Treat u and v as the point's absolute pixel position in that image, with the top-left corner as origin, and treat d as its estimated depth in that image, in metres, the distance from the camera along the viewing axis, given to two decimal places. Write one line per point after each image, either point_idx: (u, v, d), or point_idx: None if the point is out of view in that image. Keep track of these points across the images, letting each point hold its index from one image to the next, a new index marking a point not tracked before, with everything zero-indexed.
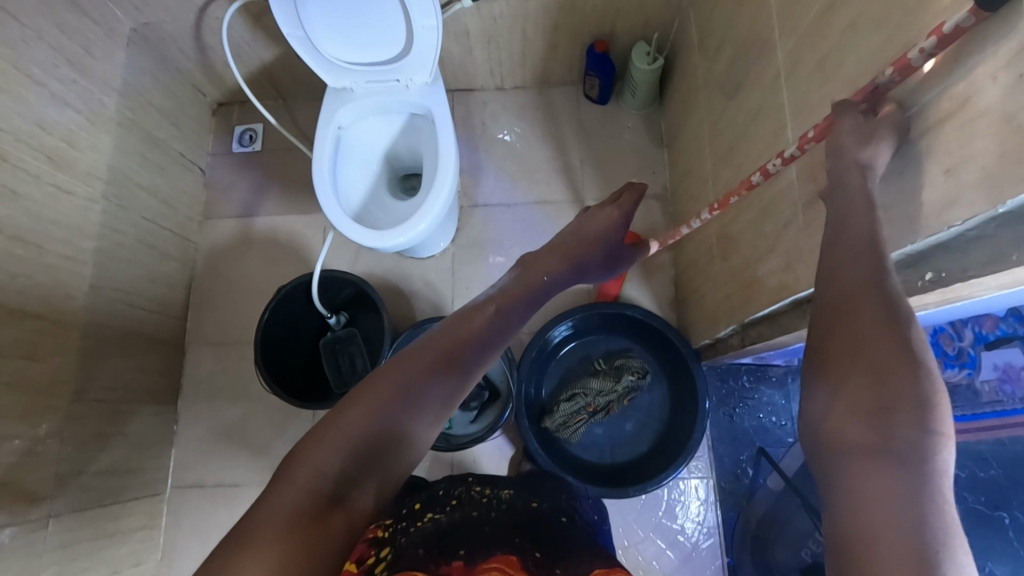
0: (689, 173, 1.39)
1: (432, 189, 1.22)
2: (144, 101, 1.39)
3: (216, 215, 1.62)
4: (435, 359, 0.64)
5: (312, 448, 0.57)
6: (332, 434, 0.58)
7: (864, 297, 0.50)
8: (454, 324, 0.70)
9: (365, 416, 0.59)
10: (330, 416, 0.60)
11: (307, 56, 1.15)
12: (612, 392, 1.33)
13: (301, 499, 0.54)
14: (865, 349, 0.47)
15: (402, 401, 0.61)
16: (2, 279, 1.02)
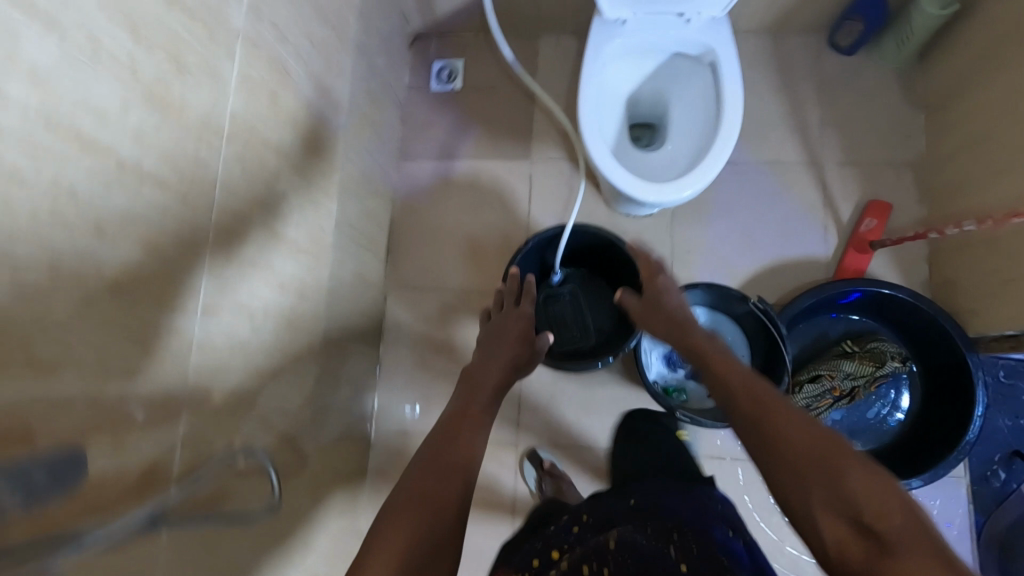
0: (976, 139, 1.22)
1: (710, 140, 1.08)
2: (371, 27, 1.29)
3: (413, 157, 1.55)
4: (448, 468, 0.72)
5: (382, 543, 0.64)
6: (410, 521, 0.66)
7: (767, 400, 0.71)
8: (442, 436, 0.78)
9: (416, 510, 0.67)
10: (390, 507, 0.68)
11: None
12: (865, 377, 1.21)
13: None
14: (777, 440, 0.66)
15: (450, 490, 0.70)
16: (288, 211, 0.96)
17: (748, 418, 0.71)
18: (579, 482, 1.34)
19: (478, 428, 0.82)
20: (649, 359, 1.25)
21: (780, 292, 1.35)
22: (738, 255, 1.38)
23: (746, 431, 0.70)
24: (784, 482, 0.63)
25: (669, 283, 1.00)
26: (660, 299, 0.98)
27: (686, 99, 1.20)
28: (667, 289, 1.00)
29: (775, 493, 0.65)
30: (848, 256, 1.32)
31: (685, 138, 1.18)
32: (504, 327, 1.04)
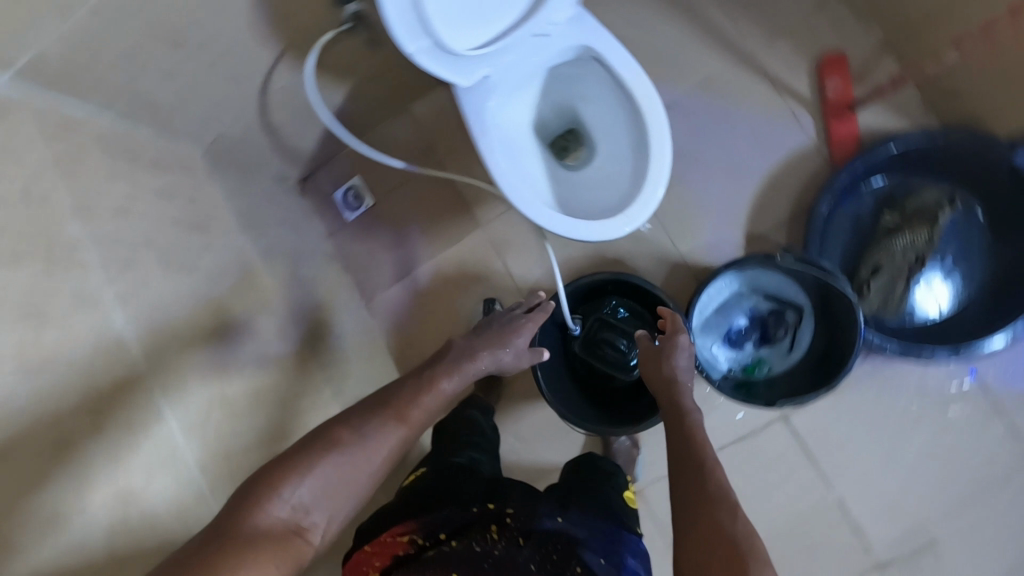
0: None
1: (645, 131, 0.98)
2: (258, 222, 1.19)
3: (374, 292, 1.44)
4: (389, 416, 0.83)
5: (298, 458, 0.71)
6: (336, 475, 0.72)
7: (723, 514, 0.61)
8: (411, 387, 0.91)
9: (347, 469, 0.74)
10: (339, 442, 0.75)
11: (439, 67, 0.88)
12: (924, 240, 1.09)
13: (288, 506, 0.66)
14: (699, 517, 0.62)
15: (375, 450, 0.78)
16: None
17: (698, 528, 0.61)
18: None
19: (434, 401, 0.91)
20: (709, 352, 1.15)
21: (790, 202, 1.23)
22: (730, 192, 1.25)
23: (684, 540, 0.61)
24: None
25: (685, 344, 0.86)
26: (671, 355, 0.85)
27: (590, 96, 1.08)
28: (689, 348, 0.86)
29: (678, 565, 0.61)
30: (833, 128, 1.20)
31: (614, 136, 1.07)
32: (501, 326, 1.07)
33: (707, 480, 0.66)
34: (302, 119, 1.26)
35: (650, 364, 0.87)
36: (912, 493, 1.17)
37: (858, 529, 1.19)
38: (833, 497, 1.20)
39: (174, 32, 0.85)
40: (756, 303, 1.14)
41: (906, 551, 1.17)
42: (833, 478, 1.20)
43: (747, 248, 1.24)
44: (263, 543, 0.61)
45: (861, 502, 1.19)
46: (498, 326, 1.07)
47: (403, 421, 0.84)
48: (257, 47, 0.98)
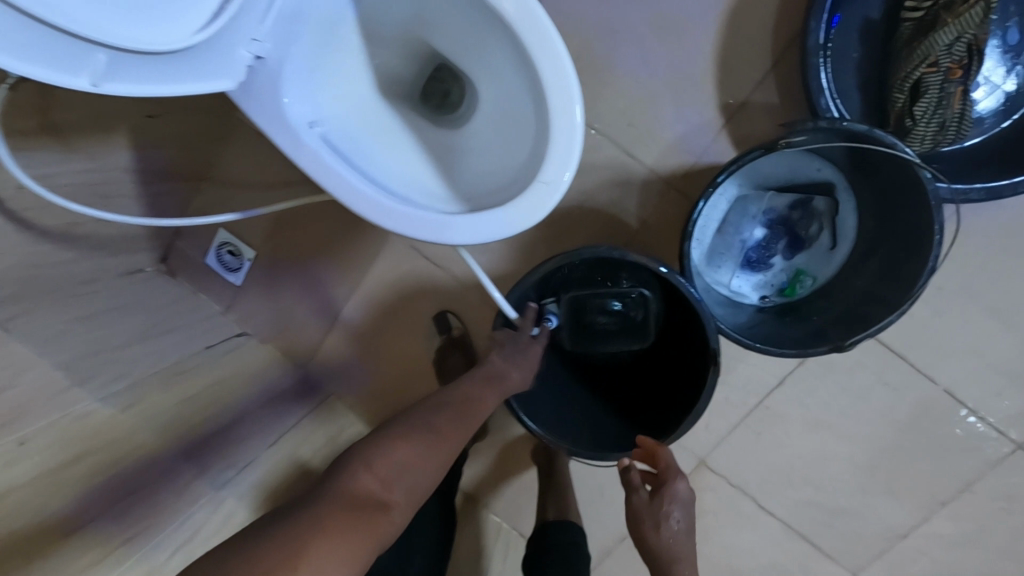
0: None
1: (521, 38, 0.62)
2: (110, 353, 0.90)
3: (309, 353, 1.17)
4: (456, 406, 0.71)
5: (381, 444, 0.64)
6: (412, 469, 0.63)
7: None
8: (478, 374, 0.77)
9: (422, 459, 0.65)
10: (413, 432, 0.66)
11: (152, 88, 0.53)
12: (978, 22, 0.72)
13: (374, 481, 0.60)
14: None
15: (436, 455, 0.66)
16: None
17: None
18: (795, 430, 1.01)
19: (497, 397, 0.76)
20: (728, 287, 0.85)
21: (765, 39, 0.86)
22: (678, 61, 0.88)
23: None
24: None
25: (684, 495, 0.72)
26: (654, 523, 0.71)
27: (434, 11, 0.71)
28: (679, 506, 0.71)
29: None
30: None
31: (489, 58, 0.71)
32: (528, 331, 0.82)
33: None
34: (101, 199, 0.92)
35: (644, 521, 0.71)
36: None
37: (977, 412, 0.94)
38: (937, 387, 0.94)
39: None
40: (770, 202, 0.81)
41: None
42: (930, 367, 0.93)
43: (730, 125, 0.90)
44: (346, 505, 0.57)
45: (976, 381, 0.92)
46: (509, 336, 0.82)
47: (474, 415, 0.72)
48: None
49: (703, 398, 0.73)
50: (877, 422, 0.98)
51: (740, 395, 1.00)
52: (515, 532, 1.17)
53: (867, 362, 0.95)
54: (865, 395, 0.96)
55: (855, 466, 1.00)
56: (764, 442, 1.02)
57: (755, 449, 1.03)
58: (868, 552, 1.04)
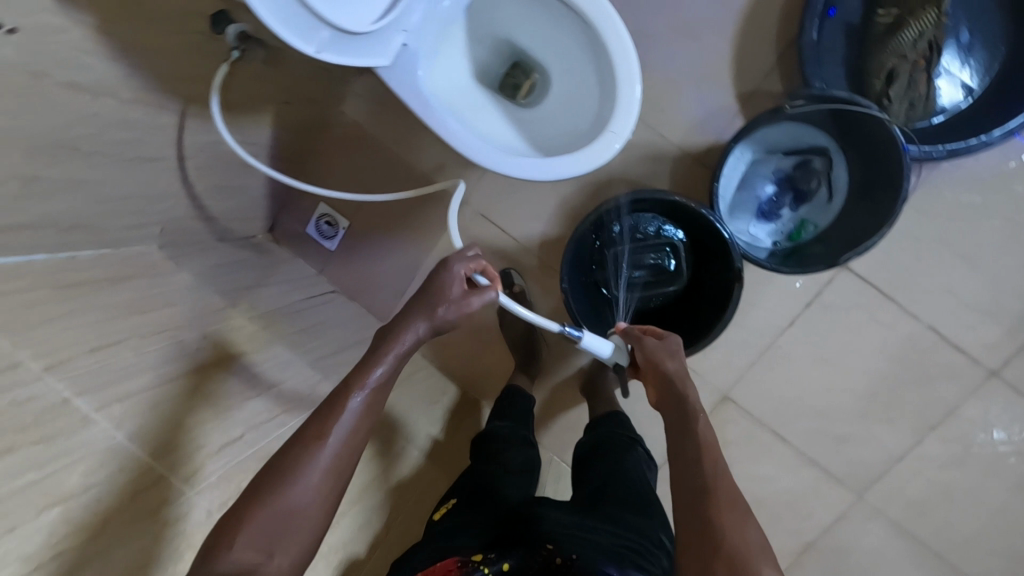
0: None
1: (595, 28, 0.85)
2: (246, 290, 1.11)
3: (387, 310, 1.38)
4: (307, 436, 0.68)
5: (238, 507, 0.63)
6: (276, 522, 0.63)
7: (733, 522, 0.62)
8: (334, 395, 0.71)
9: (274, 513, 0.63)
10: (284, 474, 0.65)
11: (347, 60, 0.77)
12: (934, 24, 0.99)
13: (232, 558, 0.60)
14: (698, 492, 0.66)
15: (318, 478, 0.66)
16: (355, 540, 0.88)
17: (704, 530, 0.62)
18: (807, 366, 1.19)
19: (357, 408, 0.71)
20: (748, 234, 1.06)
21: (770, 42, 1.09)
22: (703, 60, 1.12)
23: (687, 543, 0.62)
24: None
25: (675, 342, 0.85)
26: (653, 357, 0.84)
27: (524, 16, 0.95)
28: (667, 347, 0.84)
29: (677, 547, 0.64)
30: None
31: (563, 48, 0.95)
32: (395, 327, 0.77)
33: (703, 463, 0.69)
34: (240, 170, 1.16)
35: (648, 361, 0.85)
36: (1006, 290, 1.09)
37: (957, 345, 1.12)
38: (923, 324, 1.13)
39: (63, 135, 0.74)
40: (778, 164, 1.03)
41: (1013, 348, 1.10)
42: (914, 307, 1.12)
43: (744, 109, 1.13)
44: None
45: (954, 318, 1.11)
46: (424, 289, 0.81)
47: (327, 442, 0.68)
48: (157, 116, 0.87)
49: (730, 305, 0.93)
50: (875, 357, 1.16)
51: (757, 335, 1.19)
52: (564, 466, 1.34)
53: (864, 303, 1.14)
54: (865, 333, 1.15)
55: (857, 397, 1.18)
56: (778, 378, 1.20)
57: (771, 384, 1.21)
58: (871, 477, 1.20)
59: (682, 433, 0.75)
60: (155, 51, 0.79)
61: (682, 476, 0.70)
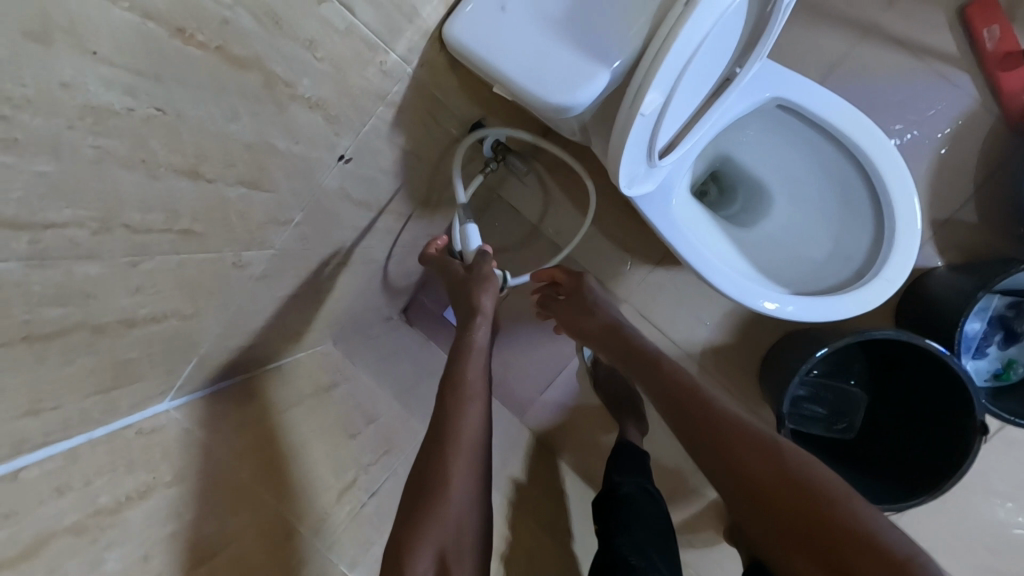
0: None
1: (867, 171, 0.82)
2: (412, 391, 1.02)
3: (524, 404, 1.29)
4: (432, 445, 0.64)
5: (399, 529, 0.57)
6: (445, 524, 0.58)
7: (747, 450, 0.60)
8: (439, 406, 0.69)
9: (433, 527, 0.57)
10: (428, 486, 0.60)
11: (639, 188, 0.70)
12: None
13: (418, 562, 0.54)
14: (724, 421, 0.65)
15: (460, 474, 0.62)
16: None
17: (734, 474, 0.59)
18: (980, 500, 1.15)
19: (473, 412, 0.68)
20: None
21: (970, 173, 1.09)
22: None
23: (758, 502, 0.57)
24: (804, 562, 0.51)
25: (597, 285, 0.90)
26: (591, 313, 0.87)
27: (755, 134, 0.91)
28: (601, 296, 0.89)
29: (733, 495, 0.60)
30: (1004, 82, 1.04)
31: (801, 177, 0.91)
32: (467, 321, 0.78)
33: (700, 405, 0.68)
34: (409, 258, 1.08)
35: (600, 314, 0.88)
36: None
37: None
38: None
39: (324, 251, 0.67)
40: (991, 303, 1.00)
41: None
42: None
43: (936, 237, 1.10)
44: None
45: None
46: (463, 286, 0.81)
47: (459, 450, 0.64)
48: (390, 221, 0.80)
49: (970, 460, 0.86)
50: None
51: None
52: None
53: None
54: None
55: None
56: (950, 511, 1.16)
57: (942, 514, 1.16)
58: None
59: (686, 396, 0.70)
60: (420, 161, 0.72)
61: (701, 447, 0.64)
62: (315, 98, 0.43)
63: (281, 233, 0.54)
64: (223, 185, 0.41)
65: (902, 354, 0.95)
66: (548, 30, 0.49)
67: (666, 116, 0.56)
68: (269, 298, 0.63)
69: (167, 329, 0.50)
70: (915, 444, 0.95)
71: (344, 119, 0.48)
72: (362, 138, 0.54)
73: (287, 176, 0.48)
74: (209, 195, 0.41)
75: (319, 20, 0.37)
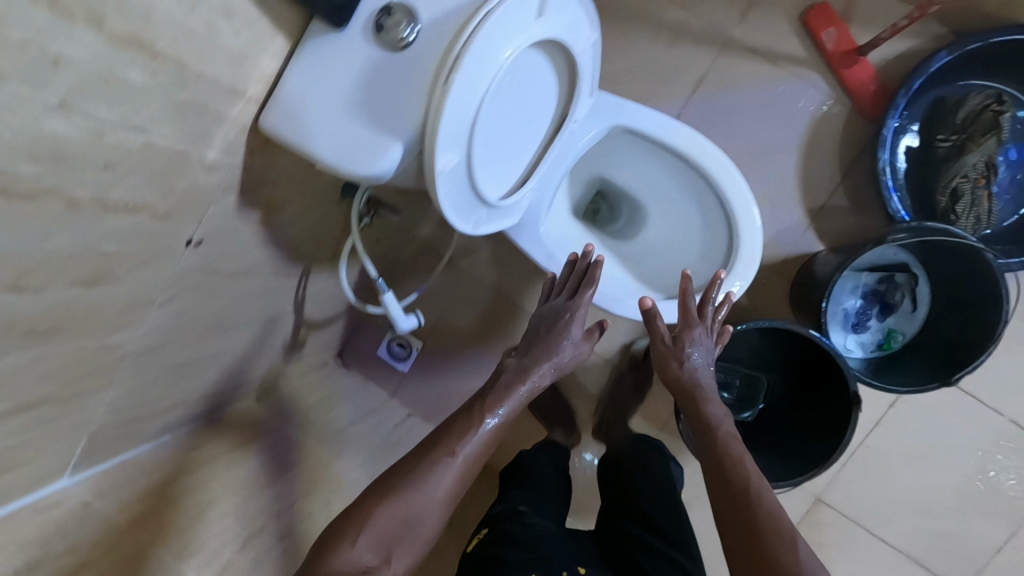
0: None
1: (710, 180, 0.89)
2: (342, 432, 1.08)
3: None
4: (438, 448, 0.75)
5: (374, 506, 0.68)
6: (408, 507, 0.68)
7: (764, 535, 0.67)
8: (465, 418, 0.79)
9: (391, 528, 0.67)
10: (416, 475, 0.71)
11: (494, 225, 0.77)
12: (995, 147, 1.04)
13: (369, 546, 0.64)
14: (756, 501, 0.70)
15: (442, 490, 0.71)
16: None
17: (750, 555, 0.66)
18: (896, 463, 1.22)
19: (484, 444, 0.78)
20: (840, 345, 1.09)
21: (836, 162, 1.17)
22: (773, 178, 1.20)
23: None
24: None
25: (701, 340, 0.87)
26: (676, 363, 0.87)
27: (623, 159, 0.99)
28: (694, 354, 0.87)
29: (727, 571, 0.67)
30: (848, 76, 1.13)
31: (665, 190, 0.99)
32: (533, 358, 0.88)
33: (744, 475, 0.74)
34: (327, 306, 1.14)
35: (669, 357, 0.88)
36: None
37: None
38: (1004, 419, 1.18)
39: (210, 321, 0.73)
40: (863, 280, 1.08)
41: None
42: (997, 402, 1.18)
43: (814, 223, 1.19)
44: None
45: None
46: (550, 320, 0.90)
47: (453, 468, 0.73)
48: (282, 282, 0.86)
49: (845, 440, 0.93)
50: (966, 451, 1.19)
51: None
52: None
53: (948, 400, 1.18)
54: (950, 428, 1.19)
55: (952, 493, 1.20)
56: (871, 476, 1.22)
57: (864, 480, 1.23)
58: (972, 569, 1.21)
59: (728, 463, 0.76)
60: (294, 227, 0.79)
61: (724, 522, 0.71)
62: (133, 202, 0.49)
63: (148, 316, 0.61)
64: (58, 289, 0.47)
65: (796, 343, 1.02)
66: (348, 110, 0.56)
67: (477, 168, 0.65)
68: (159, 371, 0.69)
69: (48, 416, 0.56)
70: (808, 429, 1.02)
71: (176, 212, 0.55)
72: (209, 223, 0.61)
73: (132, 269, 0.54)
74: (46, 301, 0.47)
75: (110, 146, 0.44)
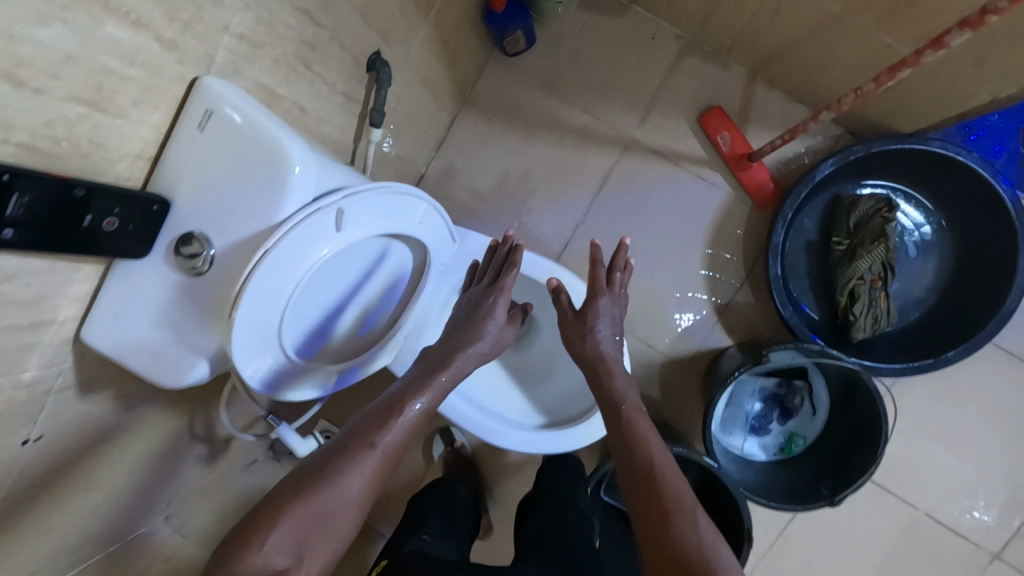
0: (715, 11, 1.04)
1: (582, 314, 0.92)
2: None
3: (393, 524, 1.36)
4: (362, 430, 0.66)
5: (293, 492, 0.60)
6: (326, 498, 0.60)
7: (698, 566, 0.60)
8: (386, 406, 0.70)
9: (300, 530, 0.58)
10: (338, 464, 0.62)
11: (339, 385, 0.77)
12: (884, 252, 1.05)
13: (276, 554, 0.56)
14: (686, 532, 0.64)
15: (359, 482, 0.62)
16: None
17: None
18: (816, 556, 1.21)
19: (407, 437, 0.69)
20: (744, 449, 1.10)
21: (740, 258, 1.19)
22: (681, 273, 1.20)
23: None
24: (645, 556, 0.64)
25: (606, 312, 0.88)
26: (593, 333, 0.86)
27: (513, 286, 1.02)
28: (608, 317, 0.88)
29: None
30: (745, 179, 1.14)
31: (553, 310, 1.02)
32: (458, 329, 0.83)
33: (682, 499, 0.67)
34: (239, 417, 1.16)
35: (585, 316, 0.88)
36: (993, 472, 1.16)
37: (958, 530, 1.17)
38: (919, 511, 1.18)
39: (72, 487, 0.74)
40: (762, 383, 1.09)
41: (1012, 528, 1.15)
42: (911, 494, 1.18)
43: (723, 318, 1.20)
44: None
45: (946, 501, 1.17)
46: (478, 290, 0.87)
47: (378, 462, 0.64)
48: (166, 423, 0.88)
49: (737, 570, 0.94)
50: (883, 544, 1.19)
51: (765, 529, 1.22)
52: None
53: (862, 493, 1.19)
54: (866, 520, 1.19)
55: None
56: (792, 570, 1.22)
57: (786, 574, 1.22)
58: None
59: (663, 489, 0.69)
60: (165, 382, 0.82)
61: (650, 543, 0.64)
62: None
63: None
64: None
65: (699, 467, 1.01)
66: (162, 325, 0.59)
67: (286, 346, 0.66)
68: None
69: None
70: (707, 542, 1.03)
71: None
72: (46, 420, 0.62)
73: None
74: None
75: None
